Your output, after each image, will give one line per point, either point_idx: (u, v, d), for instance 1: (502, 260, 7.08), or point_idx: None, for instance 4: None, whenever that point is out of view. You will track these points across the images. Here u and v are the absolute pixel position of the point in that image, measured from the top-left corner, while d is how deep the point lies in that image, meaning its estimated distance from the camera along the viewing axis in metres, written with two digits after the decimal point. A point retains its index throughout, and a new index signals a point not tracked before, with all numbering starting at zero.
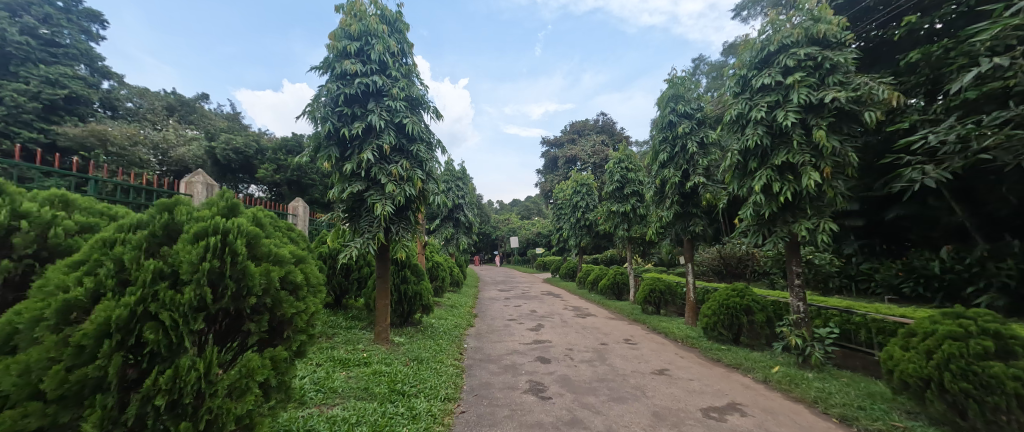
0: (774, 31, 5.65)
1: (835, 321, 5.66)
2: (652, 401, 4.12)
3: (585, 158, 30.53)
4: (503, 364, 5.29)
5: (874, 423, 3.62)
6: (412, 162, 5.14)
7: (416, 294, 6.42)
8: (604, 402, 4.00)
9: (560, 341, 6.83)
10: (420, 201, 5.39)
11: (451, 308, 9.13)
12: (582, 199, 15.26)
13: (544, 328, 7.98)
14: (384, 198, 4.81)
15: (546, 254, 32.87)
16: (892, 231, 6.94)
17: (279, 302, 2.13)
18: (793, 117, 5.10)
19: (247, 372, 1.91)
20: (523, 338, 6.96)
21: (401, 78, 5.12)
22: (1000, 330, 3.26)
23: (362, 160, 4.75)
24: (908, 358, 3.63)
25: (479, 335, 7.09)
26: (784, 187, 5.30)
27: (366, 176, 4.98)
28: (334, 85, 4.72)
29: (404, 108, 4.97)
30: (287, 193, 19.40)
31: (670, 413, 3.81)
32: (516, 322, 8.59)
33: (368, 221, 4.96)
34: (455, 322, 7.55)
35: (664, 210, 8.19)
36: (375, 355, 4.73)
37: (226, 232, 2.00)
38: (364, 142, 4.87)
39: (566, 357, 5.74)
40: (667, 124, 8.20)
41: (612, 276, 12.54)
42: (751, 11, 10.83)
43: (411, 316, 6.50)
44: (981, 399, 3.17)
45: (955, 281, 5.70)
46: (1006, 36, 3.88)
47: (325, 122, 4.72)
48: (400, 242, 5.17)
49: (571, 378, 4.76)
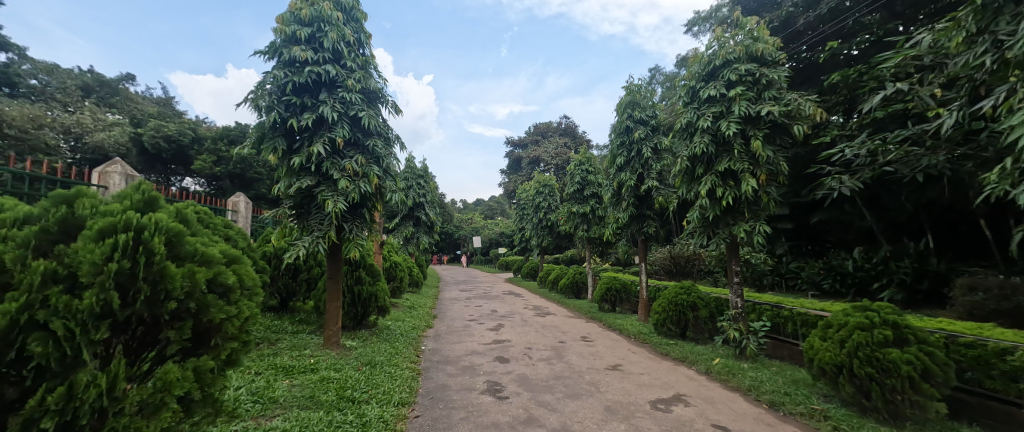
0: (719, 47, 6.09)
1: (768, 315, 6.19)
2: (605, 396, 4.32)
3: (548, 160, 31.09)
4: (460, 365, 5.32)
5: (797, 407, 4.04)
6: (369, 158, 5.05)
7: (371, 295, 6.27)
8: (560, 399, 4.15)
9: (520, 340, 6.96)
10: (376, 198, 5.27)
11: (409, 309, 9.01)
12: (544, 200, 15.60)
13: (504, 328, 8.06)
14: (336, 195, 4.66)
15: (509, 254, 33.07)
16: (816, 233, 7.94)
17: (206, 307, 2.02)
18: (735, 127, 5.53)
19: (163, 386, 1.81)
20: (482, 338, 7.01)
21: (358, 70, 5.01)
22: (898, 320, 3.76)
23: (312, 153, 4.58)
24: (826, 347, 4.06)
25: (438, 336, 7.05)
26: (726, 192, 5.74)
27: (316, 171, 4.81)
28: (282, 72, 4.55)
29: (360, 101, 4.89)
30: (229, 187, 18.19)
31: (621, 407, 4.02)
32: (476, 321, 8.64)
33: (318, 219, 4.79)
34: (413, 324, 7.47)
35: (621, 212, 8.58)
36: (323, 361, 4.59)
37: (142, 228, 1.88)
38: (315, 136, 4.70)
39: (524, 356, 5.87)
40: (625, 129, 8.57)
41: (572, 275, 12.92)
42: (700, 27, 11.51)
43: (365, 318, 6.36)
44: (883, 382, 3.61)
45: (864, 279, 6.31)
46: (906, 65, 4.45)
47: (271, 111, 4.54)
48: (354, 242, 5.04)
49: (530, 377, 4.88)
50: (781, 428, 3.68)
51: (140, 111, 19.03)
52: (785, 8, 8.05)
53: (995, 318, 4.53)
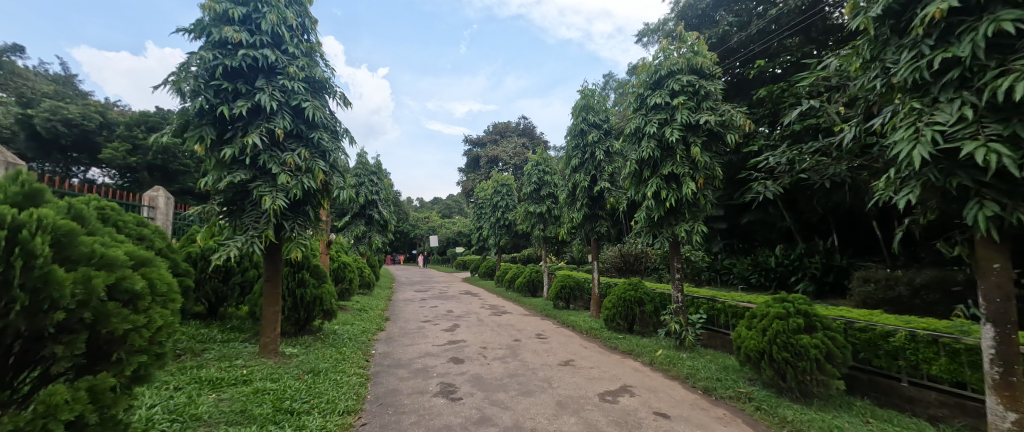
0: (665, 58, 6.50)
1: (705, 309, 6.72)
2: (557, 391, 4.52)
3: (506, 160, 31.39)
4: (413, 368, 5.30)
5: (726, 391, 4.46)
6: (313, 151, 4.86)
7: (315, 299, 6.02)
8: (513, 397, 4.29)
9: (475, 340, 7.03)
10: (322, 193, 5.05)
11: (359, 312, 8.76)
12: (501, 199, 15.77)
13: (460, 328, 8.09)
14: (275, 191, 4.46)
15: (466, 253, 32.95)
16: (746, 232, 8.73)
17: (105, 317, 1.76)
18: (677, 134, 5.94)
19: (46, 411, 1.53)
20: (437, 339, 7.01)
21: (301, 57, 4.84)
22: (808, 309, 4.27)
23: (246, 144, 4.34)
24: (751, 335, 4.50)
25: (390, 339, 6.94)
26: (669, 194, 6.17)
27: (251, 164, 4.57)
28: (210, 54, 4.27)
29: (303, 90, 4.71)
30: (147, 180, 16.58)
31: (572, 401, 4.22)
32: (431, 322, 8.58)
33: (254, 218, 4.54)
34: (362, 328, 7.28)
35: (575, 212, 8.93)
36: (257, 371, 4.35)
37: (19, 227, 1.59)
38: (250, 127, 4.46)
39: (479, 356, 5.96)
40: (579, 132, 8.91)
41: (528, 274, 13.18)
42: (649, 38, 12.19)
43: (308, 323, 6.11)
44: (796, 364, 4.07)
45: (783, 272, 7.04)
46: (818, 85, 5.06)
47: (197, 96, 4.25)
48: (295, 241, 4.79)
49: (484, 376, 4.98)
50: (712, 412, 4.04)
51: (32, 88, 16.58)
52: (723, 27, 8.76)
53: (882, 306, 5.29)
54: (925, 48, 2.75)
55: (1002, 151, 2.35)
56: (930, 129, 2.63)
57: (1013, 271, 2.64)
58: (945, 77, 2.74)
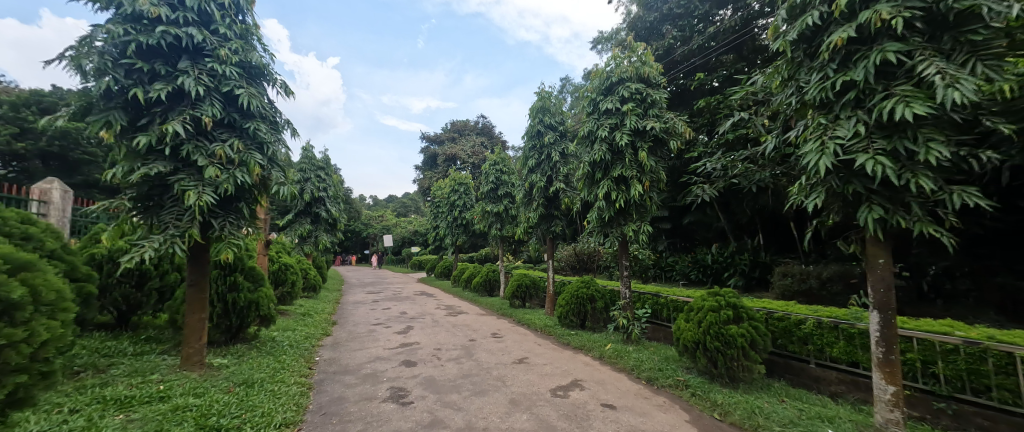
0: (616, 65, 6.84)
1: (650, 304, 7.15)
2: (510, 389, 4.64)
3: (464, 158, 31.20)
4: (361, 373, 5.17)
5: (665, 380, 4.80)
6: (248, 142, 4.45)
7: (250, 304, 5.55)
8: (466, 398, 4.34)
9: (429, 342, 6.99)
10: (259, 189, 4.74)
11: (302, 317, 8.35)
12: (458, 198, 15.69)
13: (413, 329, 7.99)
14: (201, 185, 3.98)
15: (422, 253, 32.33)
16: (687, 232, 9.41)
17: None
18: (627, 138, 6.28)
19: None
20: (389, 342, 6.89)
21: (235, 39, 4.41)
22: (736, 302, 4.69)
23: (165, 132, 3.84)
24: (688, 327, 4.86)
25: (337, 344, 6.70)
26: (619, 196, 6.51)
27: (172, 155, 4.08)
28: (121, 28, 3.77)
29: (237, 76, 4.30)
30: (41, 171, 14.60)
31: (525, 398, 4.35)
32: (383, 325, 8.39)
33: (174, 215, 4.03)
34: (306, 334, 6.96)
35: (532, 211, 9.14)
36: (178, 386, 3.88)
37: None
38: (170, 113, 3.96)
39: (432, 358, 5.94)
40: (536, 133, 9.12)
41: (484, 273, 13.22)
42: (603, 46, 12.72)
43: (241, 331, 5.65)
44: (725, 352, 4.46)
45: (717, 268, 7.73)
46: (748, 99, 5.60)
47: (104, 76, 3.74)
48: (225, 242, 4.32)
49: (436, 378, 4.98)
50: (654, 400, 4.34)
51: None
52: (668, 40, 9.40)
53: (797, 297, 5.93)
54: (832, 69, 3.15)
55: (886, 163, 2.75)
56: (833, 142, 3.00)
57: (893, 266, 3.11)
58: (845, 97, 3.14)
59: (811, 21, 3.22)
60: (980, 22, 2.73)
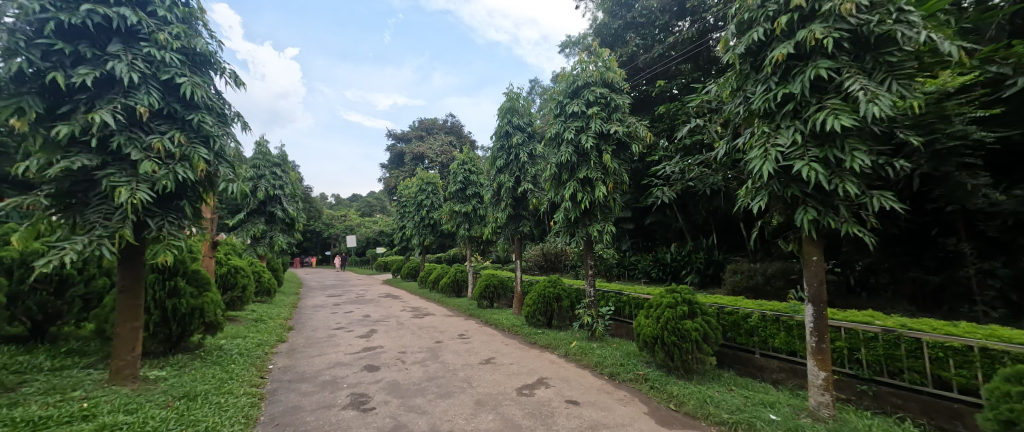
0: (582, 69, 7.04)
1: (613, 301, 7.40)
2: (476, 390, 4.67)
3: (432, 157, 30.86)
4: (319, 380, 4.98)
5: (626, 375, 5.01)
6: (191, 135, 3.97)
7: (193, 310, 5.09)
8: (431, 401, 4.31)
9: (393, 345, 6.88)
10: (204, 186, 4.27)
11: (254, 324, 7.94)
12: (426, 198, 15.52)
13: (377, 333, 7.83)
14: (134, 182, 3.50)
15: (387, 254, 31.60)
16: (648, 232, 9.83)
17: None
18: (592, 140, 6.49)
19: None
20: (350, 347, 6.71)
21: (176, 23, 3.98)
22: (690, 298, 4.96)
23: (91, 122, 3.36)
24: (647, 323, 5.09)
25: (293, 351, 6.43)
26: (584, 197, 6.71)
27: (100, 148, 3.58)
28: (37, 4, 3.28)
29: (179, 62, 3.86)
30: None
31: (491, 398, 4.39)
32: (344, 329, 8.16)
33: (101, 213, 3.51)
34: (258, 341, 6.61)
35: (500, 211, 9.21)
36: (105, 403, 3.48)
37: None
38: (97, 101, 3.47)
39: (396, 361, 5.86)
40: (504, 133, 9.20)
41: (452, 274, 13.14)
42: (569, 50, 13.05)
43: (183, 339, 5.19)
44: (680, 346, 4.71)
45: (676, 267, 8.18)
46: (703, 107, 5.96)
47: (14, 56, 3.26)
48: (166, 244, 3.78)
49: (400, 382, 4.92)
50: (615, 395, 4.53)
51: None
52: (631, 47, 9.80)
53: (745, 293, 6.38)
54: (774, 82, 3.43)
55: (819, 169, 3.03)
56: (775, 149, 3.26)
57: (825, 263, 3.42)
58: (785, 107, 3.41)
59: (757, 37, 3.48)
60: (895, 45, 3.07)
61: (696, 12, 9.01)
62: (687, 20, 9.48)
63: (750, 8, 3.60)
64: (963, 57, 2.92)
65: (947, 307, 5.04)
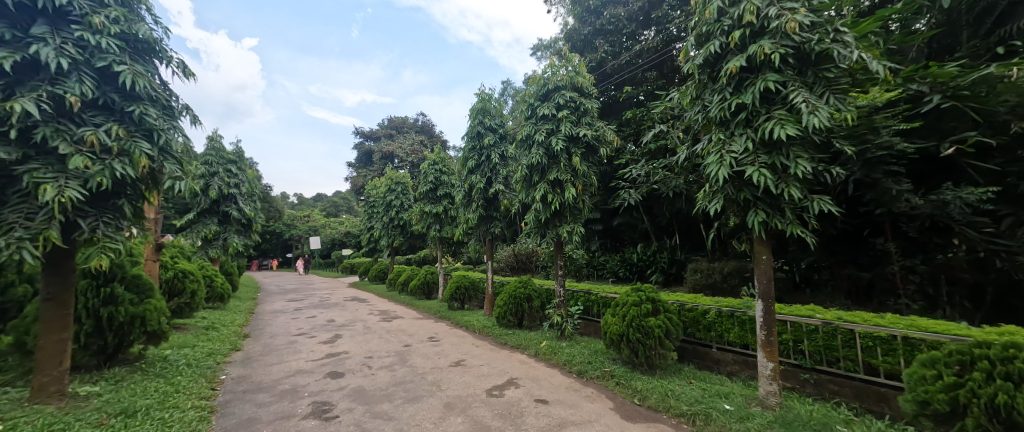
0: (552, 73, 7.17)
1: (583, 301, 7.58)
2: (445, 393, 4.66)
3: (402, 157, 30.34)
4: (278, 390, 4.79)
5: (594, 372, 5.16)
6: (132, 128, 3.69)
7: (134, 318, 4.71)
8: (398, 406, 4.27)
9: (359, 350, 6.73)
10: (146, 184, 4.01)
11: (205, 331, 7.50)
12: (395, 198, 15.25)
13: (342, 338, 7.63)
14: (63, 178, 3.22)
15: (355, 255, 30.72)
16: (616, 233, 10.14)
17: None
18: (562, 143, 6.64)
19: None
20: (312, 354, 6.50)
21: (114, 6, 3.70)
22: (653, 296, 5.17)
23: (10, 111, 3.04)
24: (613, 321, 5.25)
25: (248, 359, 6.13)
26: (554, 198, 6.84)
27: (23, 140, 3.27)
28: None
29: (117, 49, 3.58)
30: None
31: (460, 401, 4.40)
32: (306, 336, 7.89)
33: (23, 212, 3.16)
34: (208, 350, 6.23)
35: (471, 212, 9.22)
36: (25, 425, 3.21)
37: None
38: (17, 88, 3.14)
39: (362, 367, 5.74)
40: (476, 134, 9.23)
41: (422, 276, 12.95)
42: (541, 54, 13.24)
43: (122, 350, 4.79)
44: (644, 342, 4.89)
45: (642, 266, 8.49)
46: (666, 113, 6.23)
47: None
48: (100, 247, 3.53)
49: (365, 388, 4.84)
50: (583, 392, 4.66)
51: None
52: (600, 53, 10.08)
53: (705, 290, 6.72)
54: (729, 93, 3.66)
55: (767, 174, 3.28)
56: (729, 155, 3.49)
57: (773, 261, 3.69)
58: (738, 116, 3.64)
59: (714, 49, 3.71)
60: (833, 62, 3.36)
61: (660, 21, 9.40)
62: (653, 29, 9.83)
63: (708, 21, 3.82)
64: (889, 75, 3.24)
65: (877, 301, 5.56)
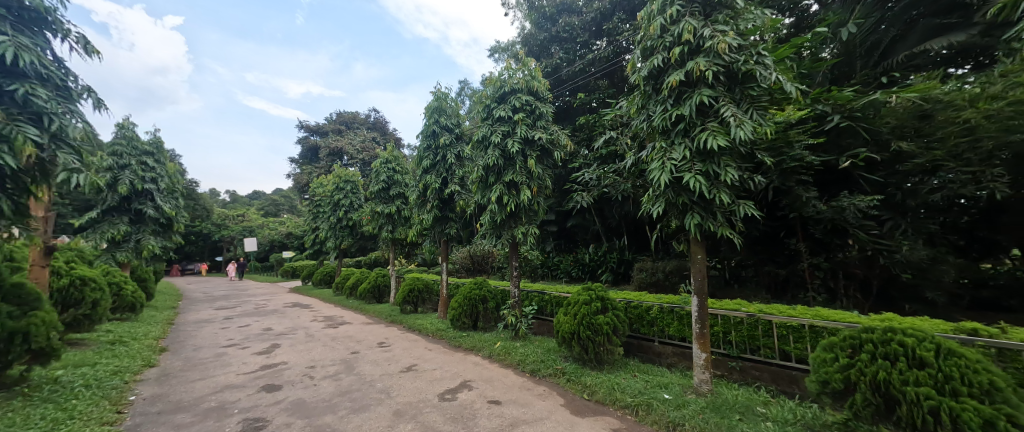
0: (509, 75, 7.29)
1: (536, 301, 7.76)
2: (395, 400, 4.60)
3: (352, 154, 29.20)
4: (201, 408, 4.44)
5: (546, 370, 5.32)
6: (14, 110, 3.25)
7: (15, 334, 4.06)
8: (343, 417, 4.15)
9: (299, 360, 6.41)
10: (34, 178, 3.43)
11: (111, 346, 6.72)
12: (344, 197, 14.66)
13: (280, 348, 7.21)
14: None
15: (298, 258, 28.95)
16: (569, 234, 10.51)
17: None
18: (517, 146, 6.77)
19: None
20: (245, 366, 6.08)
21: None
22: (601, 294, 5.43)
23: None
24: (565, 320, 5.44)
25: (165, 377, 5.60)
26: (510, 199, 6.96)
27: None
28: None
29: None
30: None
31: (410, 407, 4.36)
32: (236, 347, 7.36)
33: None
34: (114, 368, 5.60)
35: (426, 213, 9.10)
36: None
37: None
38: None
39: (303, 378, 5.48)
40: (431, 133, 9.15)
41: (373, 279, 12.54)
42: (498, 56, 13.39)
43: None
44: (593, 339, 5.11)
45: (593, 266, 8.88)
46: (616, 121, 6.57)
47: None
48: None
49: (306, 401, 4.63)
50: (535, 390, 4.79)
51: None
52: (555, 59, 10.42)
53: (650, 288, 7.15)
54: (670, 104, 3.95)
55: (702, 181, 3.59)
56: (669, 162, 3.76)
57: (706, 260, 4.04)
58: (677, 127, 3.95)
59: (657, 62, 3.99)
60: (756, 82, 3.77)
61: (611, 33, 9.86)
62: (604, 40, 10.32)
63: (652, 36, 4.09)
64: (800, 96, 3.70)
65: (790, 294, 6.23)
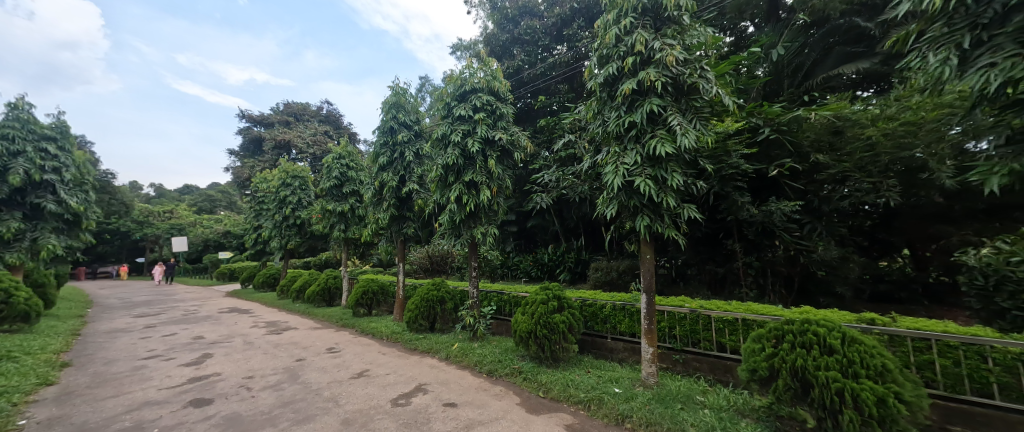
0: (471, 74, 7.29)
1: (495, 301, 7.80)
2: (343, 409, 4.47)
3: (302, 148, 27.77)
4: (113, 430, 4.06)
5: (503, 370, 5.38)
6: None
7: None
8: (286, 429, 3.98)
9: (235, 371, 6.03)
10: None
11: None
12: (292, 194, 13.91)
13: (211, 359, 6.71)
14: None
15: (237, 259, 26.89)
16: (529, 234, 10.68)
17: None
18: (478, 145, 6.79)
19: None
20: (168, 381, 5.62)
21: None
22: (558, 293, 5.57)
23: None
24: (523, 319, 5.53)
25: (66, 396, 5.04)
26: (469, 199, 6.97)
27: None
28: None
29: None
30: None
31: (360, 415, 4.26)
32: (158, 359, 6.77)
33: None
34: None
35: (382, 212, 8.87)
36: None
37: None
38: None
39: (238, 390, 5.17)
40: (388, 130, 8.91)
41: (323, 281, 11.99)
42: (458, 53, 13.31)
43: None
44: (549, 337, 5.23)
45: (552, 266, 9.08)
46: (574, 124, 6.78)
47: None
48: None
49: (241, 415, 4.38)
50: (491, 391, 4.83)
51: None
52: (517, 61, 10.54)
53: (605, 287, 7.43)
54: (623, 111, 4.16)
55: (651, 185, 3.81)
56: (622, 166, 3.96)
57: (654, 260, 4.29)
58: (630, 133, 4.16)
59: (612, 70, 4.18)
60: (699, 94, 4.07)
61: (570, 39, 10.16)
62: (564, 45, 10.57)
63: (608, 45, 4.28)
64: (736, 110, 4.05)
65: (728, 292, 6.72)
